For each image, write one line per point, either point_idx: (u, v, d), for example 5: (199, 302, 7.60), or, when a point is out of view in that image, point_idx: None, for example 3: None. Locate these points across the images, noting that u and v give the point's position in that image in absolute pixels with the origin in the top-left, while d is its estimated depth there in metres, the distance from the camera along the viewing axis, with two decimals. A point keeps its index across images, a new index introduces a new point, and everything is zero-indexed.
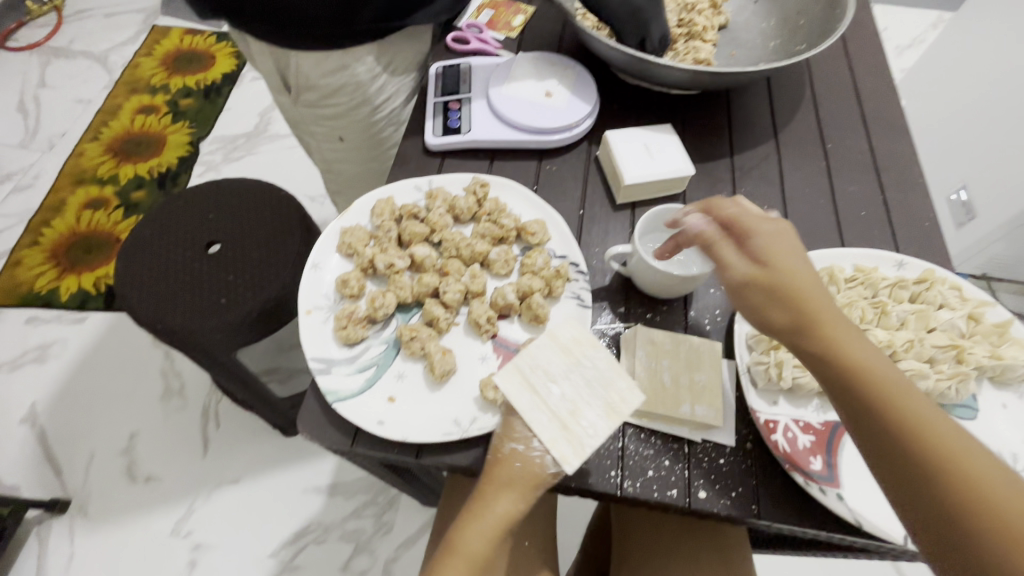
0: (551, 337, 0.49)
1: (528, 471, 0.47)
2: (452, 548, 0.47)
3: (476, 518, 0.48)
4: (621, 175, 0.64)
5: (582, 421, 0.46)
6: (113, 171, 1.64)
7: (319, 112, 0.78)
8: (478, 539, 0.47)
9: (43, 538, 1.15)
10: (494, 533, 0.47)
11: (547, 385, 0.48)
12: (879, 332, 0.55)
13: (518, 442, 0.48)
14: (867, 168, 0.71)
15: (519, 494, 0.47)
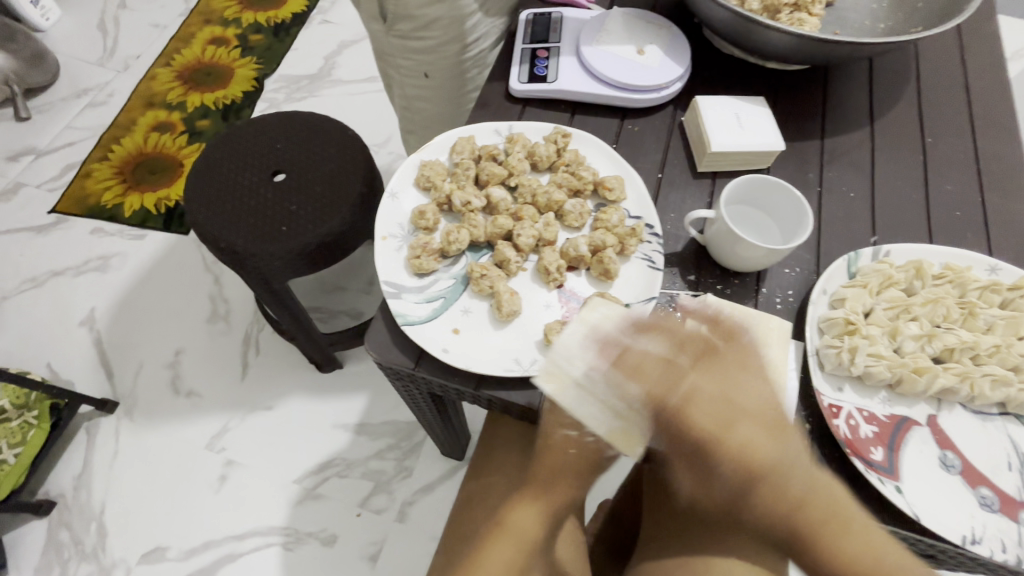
0: (581, 324, 0.50)
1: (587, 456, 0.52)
2: (503, 527, 0.52)
3: (530, 501, 0.53)
4: (709, 142, 0.63)
5: (634, 402, 0.47)
6: (181, 98, 1.68)
7: (409, 44, 0.78)
8: (530, 522, 0.52)
9: (92, 433, 1.23)
10: (545, 515, 0.52)
11: (591, 376, 0.48)
12: (963, 333, 0.52)
13: (571, 428, 0.51)
14: (967, 169, 0.67)
15: (574, 477, 0.53)
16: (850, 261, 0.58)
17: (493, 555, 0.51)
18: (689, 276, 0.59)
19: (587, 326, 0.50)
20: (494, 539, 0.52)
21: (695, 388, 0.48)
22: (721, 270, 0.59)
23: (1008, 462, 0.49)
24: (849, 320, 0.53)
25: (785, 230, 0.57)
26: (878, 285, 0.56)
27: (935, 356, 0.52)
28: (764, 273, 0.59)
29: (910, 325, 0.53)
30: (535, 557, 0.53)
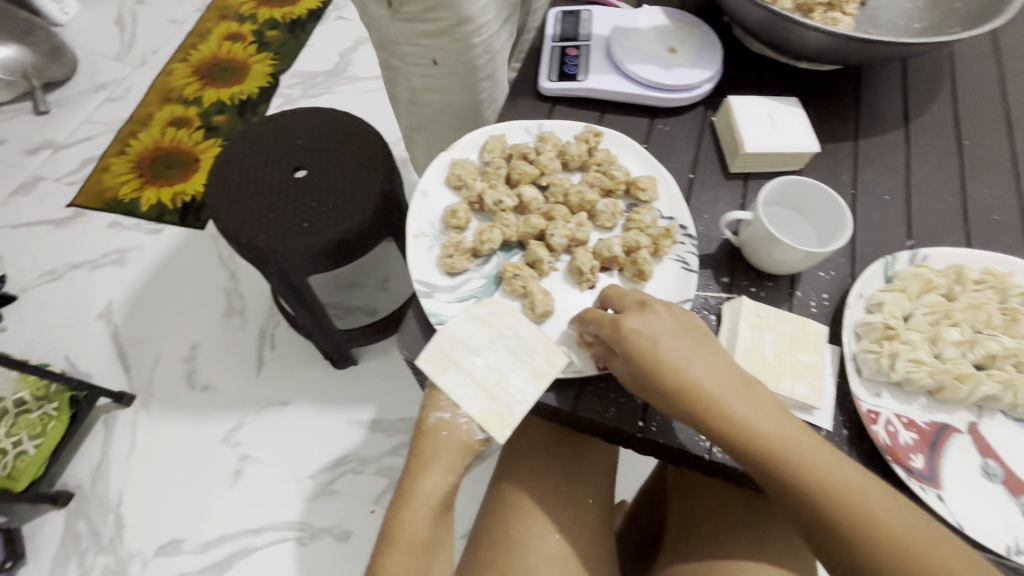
0: (471, 315, 0.52)
1: (453, 442, 0.52)
2: (393, 539, 0.50)
3: (409, 499, 0.51)
4: (743, 143, 0.62)
5: (510, 389, 0.49)
6: (198, 94, 1.68)
7: (416, 28, 0.76)
8: (418, 526, 0.51)
9: (109, 426, 1.24)
10: (431, 509, 0.52)
11: (469, 360, 0.50)
12: (1006, 339, 0.51)
13: (443, 411, 0.51)
14: (1005, 172, 0.66)
15: (445, 466, 0.52)
16: (887, 265, 0.57)
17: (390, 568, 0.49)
18: (723, 278, 0.58)
19: (486, 321, 0.52)
20: (385, 548, 0.50)
21: (649, 373, 0.46)
22: (755, 272, 0.58)
23: None
24: (888, 325, 0.52)
25: (821, 233, 0.56)
26: (917, 289, 0.55)
27: (978, 363, 0.51)
28: (798, 276, 0.58)
29: (951, 331, 0.52)
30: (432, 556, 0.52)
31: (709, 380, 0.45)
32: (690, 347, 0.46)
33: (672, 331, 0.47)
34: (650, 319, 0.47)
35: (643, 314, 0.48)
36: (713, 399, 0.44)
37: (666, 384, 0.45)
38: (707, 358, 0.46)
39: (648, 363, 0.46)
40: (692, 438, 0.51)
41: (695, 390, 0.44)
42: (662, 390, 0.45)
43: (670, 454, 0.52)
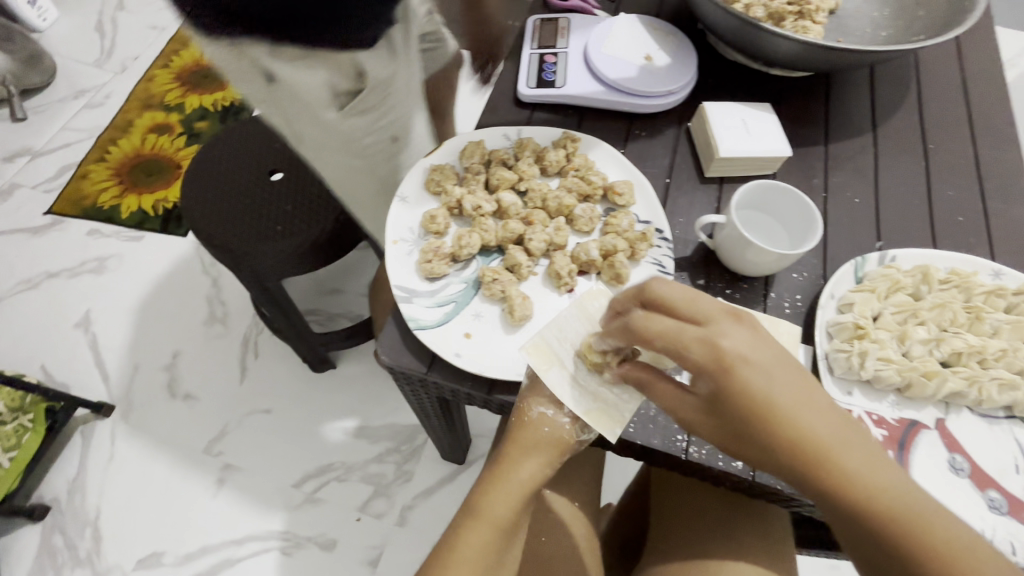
0: (576, 310, 0.53)
1: (552, 437, 0.50)
2: (477, 514, 0.47)
3: (501, 483, 0.49)
4: (717, 147, 0.63)
5: (616, 390, 0.50)
6: (179, 100, 1.67)
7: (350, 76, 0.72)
8: (504, 507, 0.48)
9: (87, 437, 1.21)
10: (518, 499, 0.48)
11: (579, 358, 0.51)
12: (970, 337, 0.53)
13: (546, 405, 0.50)
14: (969, 175, 0.68)
15: (546, 459, 0.50)
16: (857, 266, 0.58)
17: (467, 539, 0.46)
18: (698, 280, 0.59)
19: (584, 311, 0.53)
20: (466, 524, 0.47)
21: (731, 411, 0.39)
22: (729, 274, 0.59)
23: (1015, 464, 0.50)
24: (859, 324, 0.53)
25: (793, 235, 0.57)
26: (885, 289, 0.56)
27: (944, 360, 0.53)
28: (772, 277, 0.60)
29: (918, 329, 0.53)
30: (508, 544, 0.48)
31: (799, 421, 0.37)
32: (776, 385, 0.38)
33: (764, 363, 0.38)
34: (736, 346, 0.38)
35: (726, 335, 0.39)
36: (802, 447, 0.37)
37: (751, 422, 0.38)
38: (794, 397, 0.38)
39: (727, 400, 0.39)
40: (668, 439, 0.51)
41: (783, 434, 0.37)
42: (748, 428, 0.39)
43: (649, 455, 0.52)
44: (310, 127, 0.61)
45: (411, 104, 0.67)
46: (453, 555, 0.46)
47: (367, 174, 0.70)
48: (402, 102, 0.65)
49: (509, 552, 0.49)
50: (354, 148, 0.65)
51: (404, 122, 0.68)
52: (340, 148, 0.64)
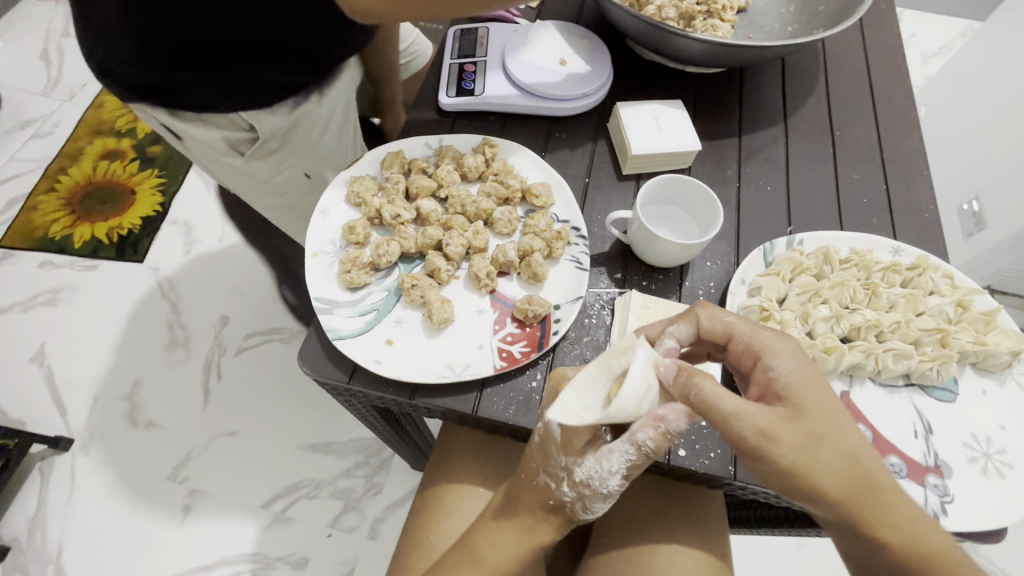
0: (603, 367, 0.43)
1: (560, 511, 0.51)
2: (475, 555, 0.53)
3: (504, 537, 0.53)
4: (630, 145, 0.65)
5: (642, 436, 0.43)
6: (131, 125, 1.65)
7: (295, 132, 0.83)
8: (503, 560, 0.52)
9: (46, 472, 1.18)
10: (517, 554, 0.52)
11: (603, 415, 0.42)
12: (867, 312, 0.56)
13: (553, 480, 0.50)
14: (873, 158, 0.72)
15: (551, 526, 0.52)
16: (766, 251, 0.61)
17: None
18: (616, 275, 0.61)
19: (609, 371, 0.43)
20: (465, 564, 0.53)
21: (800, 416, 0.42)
22: (646, 267, 0.62)
23: (914, 430, 0.52)
24: (764, 307, 0.56)
25: (700, 225, 0.60)
26: (789, 272, 0.59)
27: (845, 335, 0.56)
28: (687, 267, 0.62)
29: (820, 308, 0.56)
30: None
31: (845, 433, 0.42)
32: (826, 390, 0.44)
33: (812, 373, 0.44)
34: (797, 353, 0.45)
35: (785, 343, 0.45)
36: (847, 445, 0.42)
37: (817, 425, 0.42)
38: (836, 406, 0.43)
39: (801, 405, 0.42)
40: None
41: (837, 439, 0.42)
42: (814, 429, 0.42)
43: None
44: (227, 170, 0.77)
45: (322, 146, 0.77)
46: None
47: (299, 208, 0.84)
48: (307, 143, 0.75)
49: None
50: (276, 188, 0.79)
51: (318, 162, 0.79)
52: (260, 187, 0.79)
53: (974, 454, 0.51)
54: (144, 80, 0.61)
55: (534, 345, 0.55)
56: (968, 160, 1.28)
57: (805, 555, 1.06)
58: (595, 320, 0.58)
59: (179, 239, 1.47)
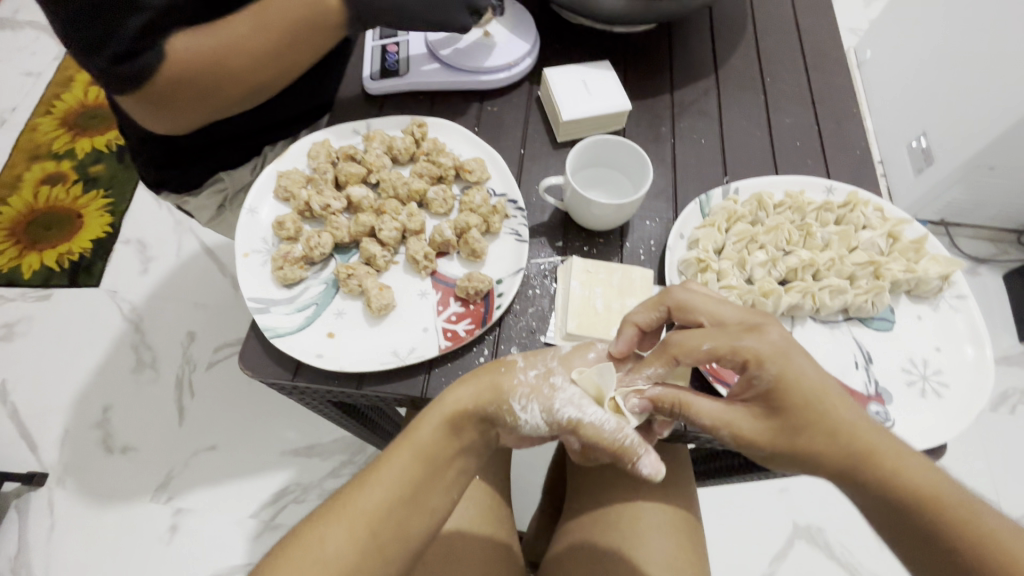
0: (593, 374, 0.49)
1: (503, 379, 0.48)
2: (405, 435, 0.47)
3: (433, 409, 0.48)
4: (560, 112, 0.65)
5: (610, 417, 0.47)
6: (69, 146, 1.56)
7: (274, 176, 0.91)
8: (429, 432, 0.47)
9: (23, 511, 1.14)
10: (444, 426, 0.47)
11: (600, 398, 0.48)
12: (802, 252, 0.57)
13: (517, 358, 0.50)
14: (803, 102, 0.72)
15: (483, 395, 0.48)
16: (702, 204, 0.61)
17: (390, 462, 0.46)
18: (557, 243, 0.61)
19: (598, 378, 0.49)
20: (393, 445, 0.48)
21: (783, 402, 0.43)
22: (587, 232, 0.62)
23: (854, 361, 0.54)
24: (701, 259, 0.56)
25: (634, 183, 0.61)
26: (725, 222, 0.59)
27: (783, 278, 0.56)
28: (627, 228, 0.62)
29: (756, 254, 0.57)
30: (431, 478, 0.47)
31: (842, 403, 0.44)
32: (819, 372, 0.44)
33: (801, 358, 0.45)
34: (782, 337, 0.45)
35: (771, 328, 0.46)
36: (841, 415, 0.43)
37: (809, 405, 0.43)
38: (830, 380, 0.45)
39: (789, 388, 0.43)
40: None
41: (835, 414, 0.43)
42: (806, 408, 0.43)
43: None
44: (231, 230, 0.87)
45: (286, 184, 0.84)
46: (375, 469, 0.46)
47: None
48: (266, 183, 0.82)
49: (435, 489, 0.47)
50: None
51: None
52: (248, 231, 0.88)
53: (912, 377, 0.53)
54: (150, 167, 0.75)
55: (478, 322, 0.55)
56: (910, 95, 1.29)
57: (788, 498, 1.08)
58: (539, 291, 0.58)
59: (134, 259, 1.41)
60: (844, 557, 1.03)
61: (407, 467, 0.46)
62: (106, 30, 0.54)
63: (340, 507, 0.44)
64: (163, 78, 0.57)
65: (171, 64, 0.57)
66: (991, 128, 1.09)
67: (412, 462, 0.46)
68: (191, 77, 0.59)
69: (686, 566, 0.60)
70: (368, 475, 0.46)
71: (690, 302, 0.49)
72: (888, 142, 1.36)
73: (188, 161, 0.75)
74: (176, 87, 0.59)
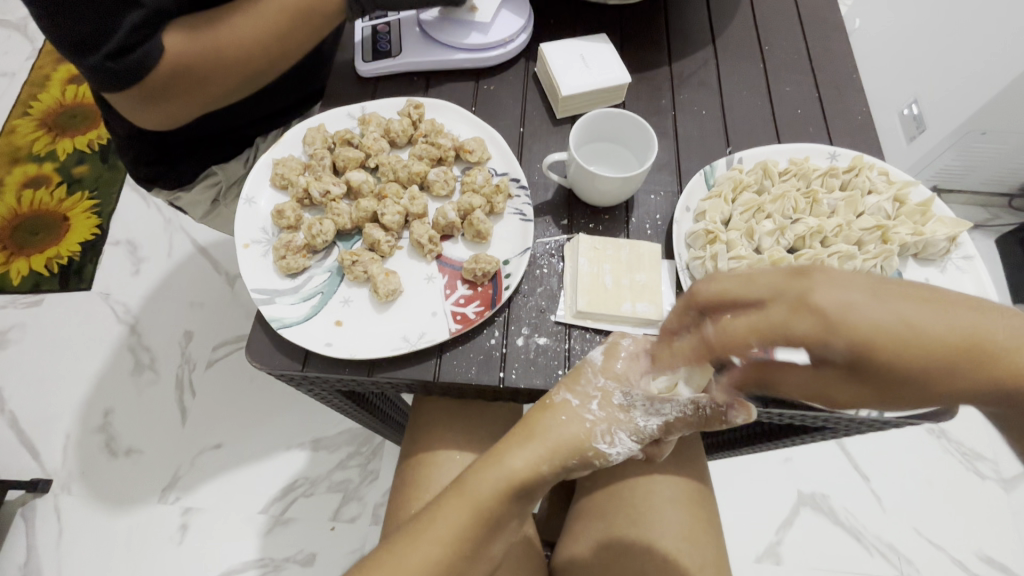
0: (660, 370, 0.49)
1: (570, 434, 0.48)
2: (463, 489, 0.46)
3: (495, 466, 0.47)
4: (559, 87, 0.63)
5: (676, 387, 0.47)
6: (49, 147, 1.52)
7: None
8: (490, 491, 0.45)
9: (29, 517, 1.13)
10: (506, 488, 0.46)
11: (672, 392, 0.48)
12: (810, 220, 0.56)
13: (575, 398, 0.49)
14: (802, 69, 0.71)
15: (548, 453, 0.47)
16: (707, 175, 0.61)
17: (447, 516, 0.44)
18: (562, 222, 0.60)
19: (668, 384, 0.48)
20: (450, 496, 0.46)
21: (879, 370, 0.31)
22: (591, 210, 0.61)
23: None
24: (709, 230, 0.56)
25: (638, 157, 0.60)
26: (731, 191, 0.59)
27: (791, 247, 0.56)
28: (632, 203, 0.61)
29: (764, 223, 0.56)
30: (489, 533, 0.45)
31: (963, 322, 0.30)
32: (914, 296, 0.30)
33: (866, 286, 0.31)
34: (840, 293, 0.31)
35: (820, 284, 0.31)
36: (971, 335, 0.29)
37: (917, 356, 0.30)
38: (927, 293, 0.31)
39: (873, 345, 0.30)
40: (550, 375, 0.52)
41: (962, 344, 0.30)
42: (915, 363, 0.30)
43: (533, 397, 0.54)
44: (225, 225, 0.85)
45: None
46: (427, 524, 0.44)
47: None
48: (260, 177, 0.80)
49: (491, 541, 0.46)
50: None
51: None
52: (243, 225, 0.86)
53: None
54: (137, 161, 0.73)
55: (488, 303, 0.54)
56: (903, 60, 1.27)
57: (792, 468, 1.10)
58: (546, 270, 0.57)
59: (125, 260, 1.39)
60: (848, 522, 1.05)
61: (464, 524, 0.44)
62: (98, 26, 0.51)
63: (394, 562, 0.42)
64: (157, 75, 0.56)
65: (166, 60, 0.56)
66: (984, 91, 1.08)
67: (468, 520, 0.44)
68: (185, 73, 0.58)
69: (700, 536, 0.60)
70: (420, 530, 0.44)
71: (724, 286, 0.37)
72: (881, 110, 1.35)
73: (180, 154, 0.74)
74: (166, 84, 0.58)
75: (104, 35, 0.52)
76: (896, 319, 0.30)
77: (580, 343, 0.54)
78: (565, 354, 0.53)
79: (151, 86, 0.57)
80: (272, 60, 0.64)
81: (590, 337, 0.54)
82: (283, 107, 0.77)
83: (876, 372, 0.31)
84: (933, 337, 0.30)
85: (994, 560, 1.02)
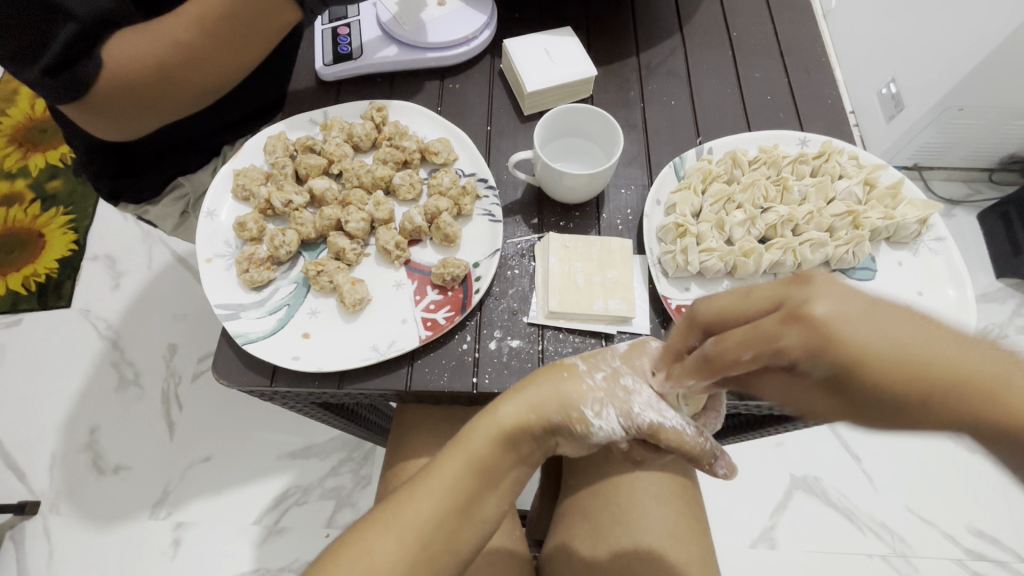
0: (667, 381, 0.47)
1: (570, 383, 0.47)
2: (459, 439, 0.46)
3: (488, 417, 0.46)
4: (524, 84, 0.62)
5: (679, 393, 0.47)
6: (21, 163, 1.49)
7: None
8: (484, 442, 0.45)
9: (19, 540, 1.11)
10: (500, 439, 0.45)
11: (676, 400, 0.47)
12: (780, 207, 0.56)
13: (581, 361, 0.48)
14: (772, 53, 0.70)
15: (541, 403, 0.46)
16: (677, 167, 0.60)
17: (442, 466, 0.44)
18: (532, 221, 0.59)
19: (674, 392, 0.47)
20: (446, 447, 0.46)
21: (858, 387, 0.29)
22: (561, 207, 0.60)
23: None
24: (678, 224, 0.55)
25: (606, 152, 0.59)
26: (700, 183, 0.58)
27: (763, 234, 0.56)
28: (602, 198, 0.60)
29: (734, 213, 0.56)
30: (484, 485, 0.45)
31: (958, 347, 0.27)
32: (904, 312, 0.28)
33: (862, 299, 0.29)
34: (835, 302, 0.29)
35: (817, 292, 0.30)
36: (946, 362, 0.27)
37: (895, 377, 0.27)
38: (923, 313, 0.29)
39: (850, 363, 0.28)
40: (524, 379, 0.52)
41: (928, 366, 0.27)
42: (897, 385, 0.27)
43: None
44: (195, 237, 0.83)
45: None
46: (423, 477, 0.45)
47: None
48: None
49: (488, 497, 0.45)
50: None
51: None
52: None
53: None
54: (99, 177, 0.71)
55: (458, 308, 0.53)
56: (879, 39, 1.27)
57: (784, 452, 1.10)
58: (517, 271, 0.57)
59: (104, 275, 1.36)
60: (841, 502, 1.06)
61: (457, 476, 0.44)
62: (33, 37, 0.50)
63: (390, 514, 0.43)
64: (102, 89, 0.55)
65: (109, 74, 0.54)
66: (960, 67, 1.07)
67: (462, 469, 0.44)
68: (134, 88, 0.56)
69: (684, 532, 0.60)
70: (419, 484, 0.44)
71: (724, 303, 0.36)
72: (859, 90, 1.35)
73: (145, 167, 0.72)
74: (115, 98, 0.56)
75: (39, 49, 0.51)
76: (884, 336, 0.28)
77: (553, 344, 0.53)
78: (539, 355, 0.53)
79: (98, 99, 0.55)
80: (233, 75, 0.62)
81: (564, 338, 0.53)
82: (248, 114, 0.76)
83: (856, 391, 0.29)
84: (915, 359, 0.27)
85: (985, 534, 1.03)
